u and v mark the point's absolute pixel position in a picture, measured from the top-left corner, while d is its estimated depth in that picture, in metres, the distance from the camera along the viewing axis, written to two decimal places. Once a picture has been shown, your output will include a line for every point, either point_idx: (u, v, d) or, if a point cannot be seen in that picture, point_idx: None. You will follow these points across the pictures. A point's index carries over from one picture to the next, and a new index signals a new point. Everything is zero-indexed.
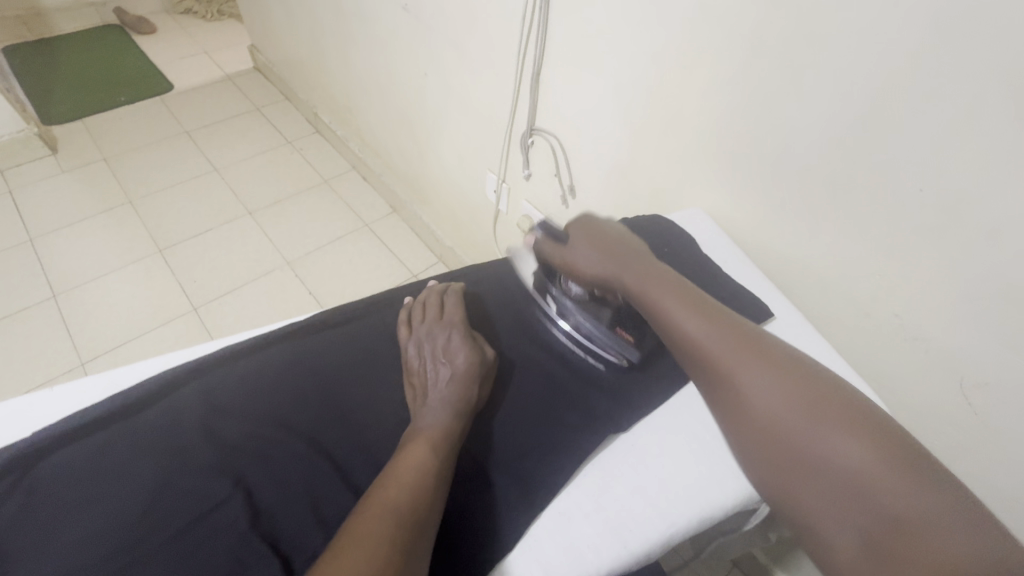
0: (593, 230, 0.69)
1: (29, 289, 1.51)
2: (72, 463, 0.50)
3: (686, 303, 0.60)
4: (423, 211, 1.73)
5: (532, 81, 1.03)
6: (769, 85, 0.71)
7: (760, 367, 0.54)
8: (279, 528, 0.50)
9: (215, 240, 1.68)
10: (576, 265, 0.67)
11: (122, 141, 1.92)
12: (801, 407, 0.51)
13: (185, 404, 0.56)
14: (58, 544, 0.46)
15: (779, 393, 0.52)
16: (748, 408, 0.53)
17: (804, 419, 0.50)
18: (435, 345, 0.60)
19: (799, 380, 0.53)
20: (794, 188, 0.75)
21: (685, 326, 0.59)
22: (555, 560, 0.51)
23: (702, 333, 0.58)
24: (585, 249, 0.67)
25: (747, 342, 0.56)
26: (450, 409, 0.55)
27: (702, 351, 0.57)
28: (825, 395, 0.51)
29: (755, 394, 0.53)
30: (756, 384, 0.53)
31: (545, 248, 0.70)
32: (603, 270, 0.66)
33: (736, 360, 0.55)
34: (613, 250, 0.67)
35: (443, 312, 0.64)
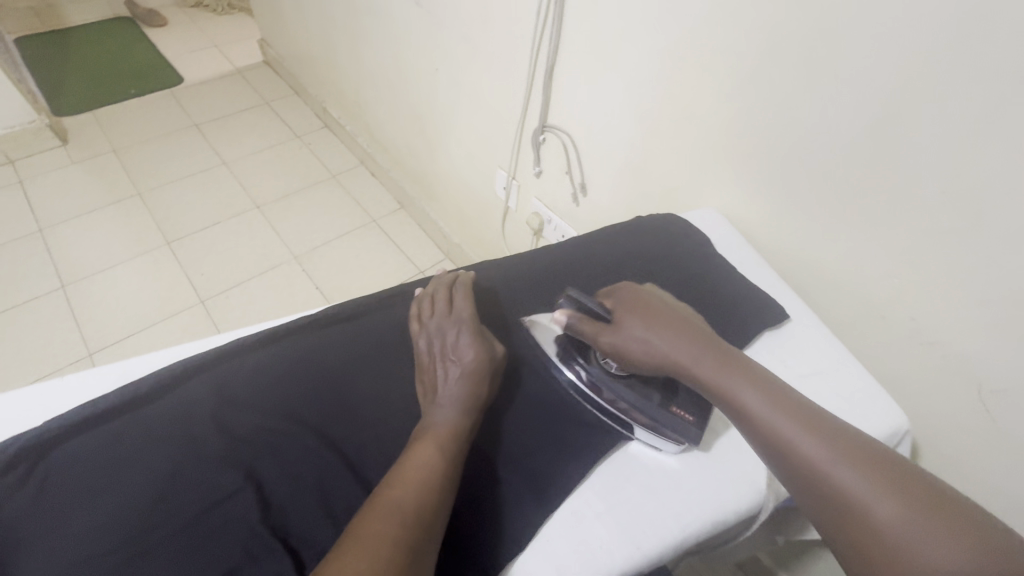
0: (638, 304, 0.61)
1: (38, 280, 1.52)
2: (83, 454, 0.50)
3: (753, 382, 0.54)
4: (431, 207, 1.73)
5: (544, 78, 1.02)
6: (786, 84, 0.70)
7: (858, 466, 0.47)
8: (290, 523, 0.50)
9: (223, 234, 1.69)
10: (630, 349, 0.58)
11: (132, 133, 1.93)
12: (914, 516, 0.44)
13: (195, 396, 0.55)
14: (70, 535, 0.46)
15: (887, 500, 0.45)
16: (850, 516, 0.46)
17: (922, 534, 0.43)
18: (444, 341, 0.58)
19: (900, 481, 0.46)
20: (810, 188, 0.74)
21: (760, 415, 0.52)
22: (568, 562, 0.51)
23: (784, 423, 0.51)
24: (638, 328, 0.58)
25: (834, 434, 0.49)
26: (459, 407, 0.54)
27: (783, 440, 0.50)
28: (933, 502, 0.45)
29: (859, 499, 0.46)
30: (859, 489, 0.46)
31: (584, 326, 0.60)
32: (666, 355, 0.57)
33: (831, 457, 0.48)
34: (667, 327, 0.59)
35: (452, 304, 0.62)
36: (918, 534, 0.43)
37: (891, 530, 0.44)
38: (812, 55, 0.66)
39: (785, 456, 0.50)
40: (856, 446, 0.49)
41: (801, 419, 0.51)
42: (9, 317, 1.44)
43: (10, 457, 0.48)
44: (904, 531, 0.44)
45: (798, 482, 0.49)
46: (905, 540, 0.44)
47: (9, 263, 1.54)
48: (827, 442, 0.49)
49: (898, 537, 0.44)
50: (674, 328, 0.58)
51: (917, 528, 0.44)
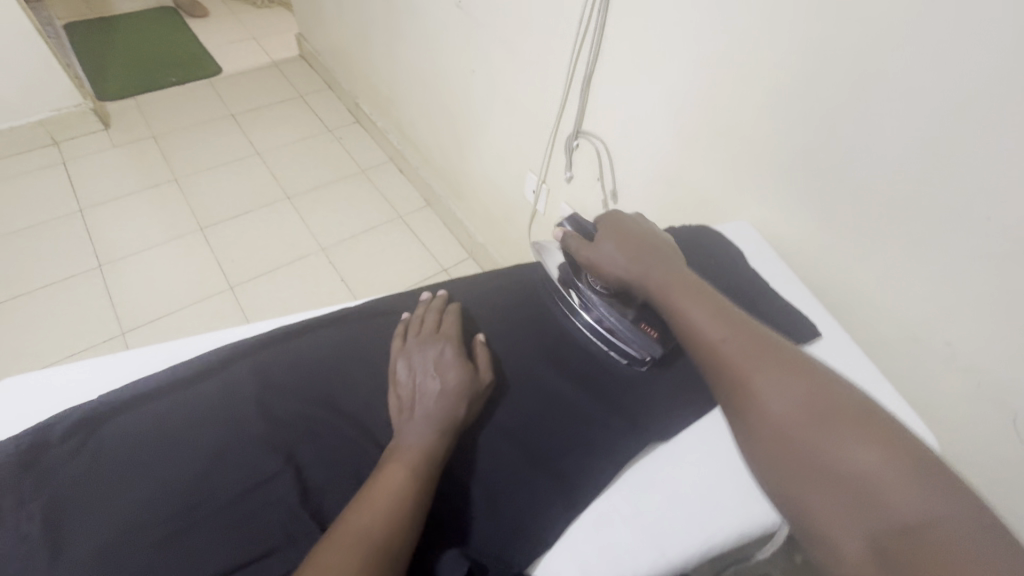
0: (616, 227, 0.67)
1: (77, 259, 1.57)
2: (135, 426, 0.53)
3: (685, 289, 0.60)
4: (457, 206, 1.75)
5: (581, 85, 1.04)
6: (830, 103, 0.70)
7: (750, 351, 0.54)
8: (328, 507, 0.52)
9: (253, 223, 1.73)
10: (600, 263, 0.65)
11: (171, 120, 1.99)
12: (790, 385, 0.52)
13: (241, 378, 0.57)
14: (118, 501, 0.48)
15: (768, 373, 0.53)
16: (736, 388, 0.54)
17: (790, 397, 0.51)
18: (426, 361, 0.58)
19: (786, 359, 0.53)
20: (850, 207, 0.74)
21: (685, 316, 0.59)
22: (594, 564, 0.52)
23: (700, 319, 0.58)
24: (611, 246, 0.65)
25: (741, 325, 0.57)
26: (433, 429, 0.53)
27: (697, 334, 0.58)
28: (809, 377, 0.52)
29: (746, 375, 0.53)
30: (748, 367, 0.54)
31: (572, 242, 0.68)
32: (629, 271, 0.64)
33: (726, 340, 0.56)
34: (636, 249, 0.65)
35: (438, 328, 0.62)
36: (788, 396, 0.51)
37: (767, 397, 0.52)
38: (859, 75, 0.66)
39: (698, 346, 0.57)
40: (755, 334, 0.56)
41: (717, 315, 0.58)
42: (48, 293, 1.50)
43: (68, 427, 0.51)
44: (776, 396, 0.51)
45: (706, 367, 0.57)
46: (777, 403, 0.51)
47: (51, 241, 1.60)
48: (731, 331, 0.56)
49: (771, 402, 0.51)
50: (641, 249, 0.64)
51: (787, 392, 0.51)
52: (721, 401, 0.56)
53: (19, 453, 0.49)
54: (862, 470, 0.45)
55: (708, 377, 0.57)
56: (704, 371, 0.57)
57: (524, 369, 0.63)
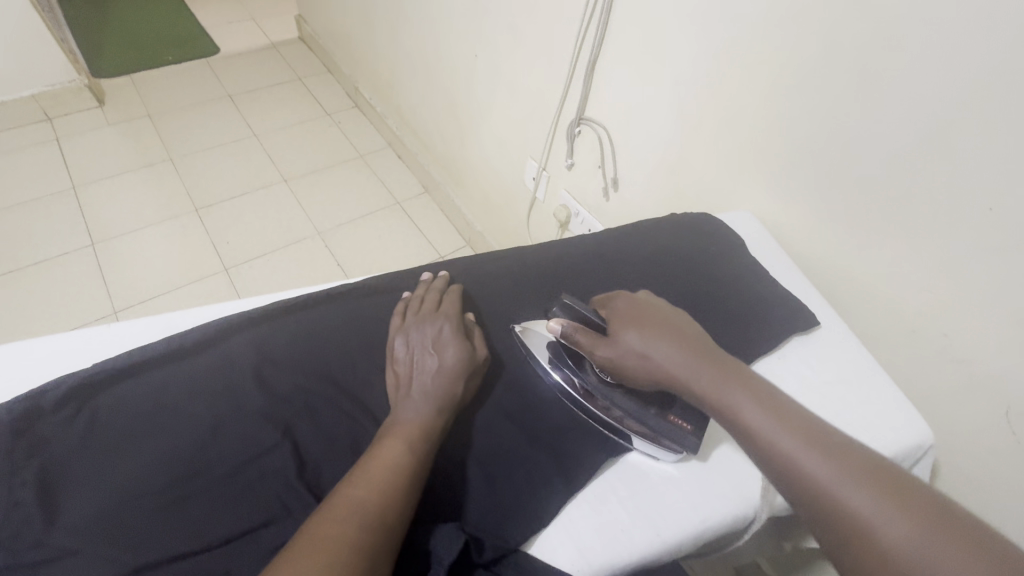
0: (633, 316, 0.58)
1: (69, 236, 1.55)
2: (131, 397, 0.52)
3: (762, 404, 0.52)
4: (456, 193, 1.74)
5: (585, 71, 1.03)
6: (835, 93, 0.70)
7: (822, 455, 0.48)
8: (324, 481, 0.51)
9: (250, 205, 1.71)
10: (627, 364, 0.55)
11: (166, 99, 1.96)
12: (928, 538, 0.42)
13: (238, 351, 0.57)
14: (113, 471, 0.48)
15: (855, 488, 0.46)
16: (858, 542, 0.44)
17: (937, 557, 0.41)
18: (425, 338, 0.58)
19: (908, 498, 0.45)
20: (852, 198, 0.74)
21: (771, 440, 0.50)
22: (590, 543, 0.52)
23: (791, 446, 0.49)
24: (634, 340, 0.56)
25: (841, 453, 0.48)
26: (432, 405, 0.53)
27: (793, 466, 0.48)
28: (942, 518, 0.43)
29: (867, 524, 0.44)
30: (826, 477, 0.47)
31: (580, 336, 0.57)
32: (663, 368, 0.55)
33: (794, 442, 0.49)
34: (666, 341, 0.56)
35: (437, 309, 0.61)
36: (882, 518, 0.44)
37: (903, 556, 0.42)
38: (864, 64, 0.65)
39: (796, 483, 0.48)
40: (861, 463, 0.47)
41: (800, 432, 0.50)
42: (39, 270, 1.48)
43: (61, 396, 0.50)
44: (916, 555, 0.42)
45: (800, 501, 0.48)
46: (919, 565, 0.41)
47: (43, 218, 1.58)
48: (833, 463, 0.47)
49: (910, 562, 0.42)
50: (678, 346, 0.56)
51: (931, 550, 0.42)
52: (835, 556, 0.46)
53: (12, 419, 0.48)
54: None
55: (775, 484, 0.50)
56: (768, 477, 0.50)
57: (523, 352, 0.63)
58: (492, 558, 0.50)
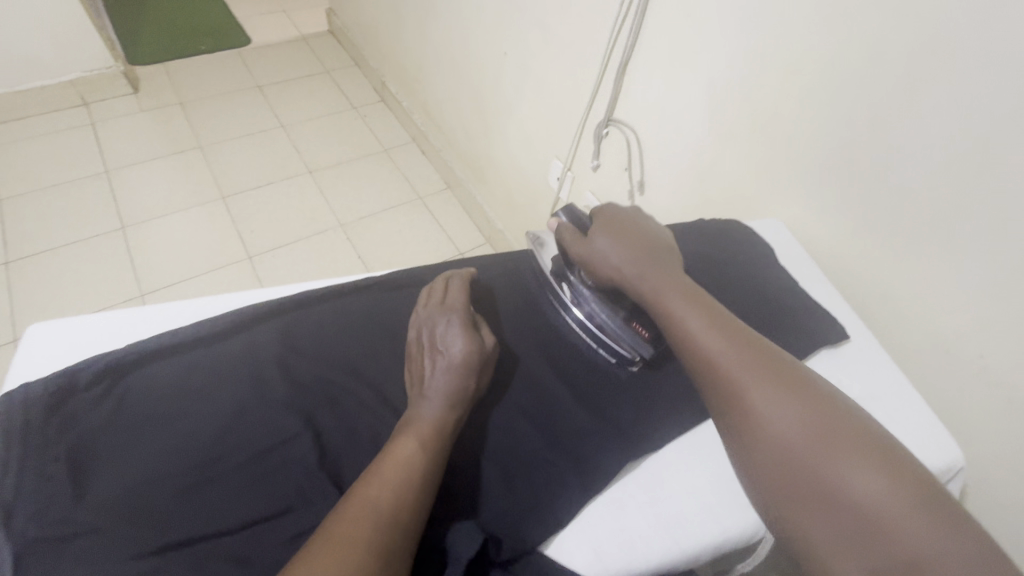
0: (614, 222, 0.63)
1: (101, 219, 1.59)
2: (160, 379, 0.53)
3: (681, 294, 0.57)
4: (477, 190, 1.74)
5: (616, 72, 1.02)
6: (880, 100, 0.68)
7: (749, 360, 0.52)
8: (345, 472, 0.51)
9: (275, 194, 1.73)
10: (594, 261, 0.62)
11: (198, 88, 1.99)
12: (795, 404, 0.49)
13: (264, 340, 0.57)
14: (141, 450, 0.49)
15: (772, 390, 0.50)
16: (735, 402, 0.51)
17: (826, 448, 0.47)
18: (433, 331, 0.56)
19: (793, 380, 0.51)
20: (891, 210, 0.71)
21: (682, 324, 0.55)
22: (606, 548, 0.51)
23: (698, 326, 0.54)
24: (604, 241, 0.62)
25: (739, 336, 0.54)
26: (444, 403, 0.52)
27: (695, 343, 0.54)
28: (815, 398, 0.50)
29: (746, 389, 0.50)
30: (750, 380, 0.51)
31: (565, 235, 0.65)
32: (620, 269, 0.60)
33: (725, 348, 0.53)
34: (633, 246, 0.61)
35: (445, 301, 0.59)
36: (792, 416, 0.48)
37: (768, 413, 0.49)
38: (911, 72, 0.64)
39: (718, 382, 0.52)
40: (770, 358, 0.52)
41: (731, 338, 0.53)
42: (71, 251, 1.52)
43: (93, 375, 0.51)
44: (780, 416, 0.49)
45: (722, 398, 0.52)
46: (779, 422, 0.48)
47: (76, 200, 1.62)
48: (730, 342, 0.53)
49: (772, 419, 0.49)
50: (637, 248, 0.61)
51: (792, 412, 0.49)
52: (718, 414, 0.53)
53: (47, 394, 0.49)
54: (869, 501, 0.44)
55: (703, 383, 0.54)
56: (699, 376, 0.54)
57: (545, 351, 0.62)
58: (509, 557, 0.50)
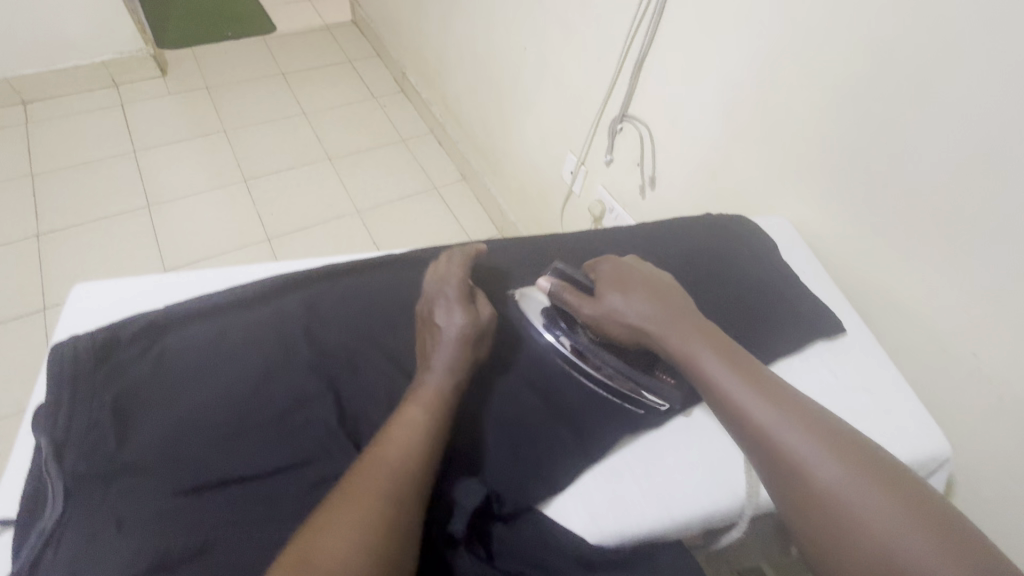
0: (618, 277, 0.63)
1: (128, 197, 1.65)
2: (195, 339, 0.57)
3: (723, 359, 0.57)
4: (492, 182, 1.78)
5: (632, 69, 1.05)
6: (887, 104, 0.70)
7: (783, 413, 0.53)
8: (363, 431, 0.55)
9: (295, 179, 1.78)
10: (610, 319, 0.61)
11: (224, 73, 2.05)
12: (858, 479, 0.49)
13: (291, 308, 0.61)
14: (178, 403, 0.53)
15: (811, 444, 0.51)
16: (796, 479, 0.50)
17: (868, 500, 0.48)
18: (432, 306, 0.59)
19: (827, 431, 0.52)
20: (894, 211, 0.74)
21: (727, 391, 0.56)
22: (601, 511, 0.55)
23: (730, 380, 0.56)
24: (616, 298, 0.61)
25: (779, 394, 0.55)
26: (446, 370, 0.55)
27: (746, 414, 0.54)
28: (850, 448, 0.51)
29: (806, 466, 0.50)
30: (788, 434, 0.52)
31: (565, 294, 0.62)
32: (642, 322, 0.60)
33: (759, 401, 0.54)
34: (646, 298, 0.61)
35: (442, 276, 0.61)
36: (833, 469, 0.50)
37: (834, 491, 0.49)
38: (919, 77, 0.66)
39: (755, 436, 0.53)
40: (802, 409, 0.54)
41: (763, 391, 0.55)
42: (99, 226, 1.58)
43: (135, 331, 0.56)
44: (846, 493, 0.48)
45: (759, 452, 0.53)
46: (847, 501, 0.48)
47: (105, 178, 1.68)
48: (783, 412, 0.53)
49: (816, 476, 0.50)
50: (651, 299, 0.61)
51: (859, 489, 0.49)
52: (756, 466, 0.54)
53: (94, 346, 0.54)
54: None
55: (740, 436, 0.55)
56: (735, 429, 0.55)
57: None
58: (513, 510, 0.53)
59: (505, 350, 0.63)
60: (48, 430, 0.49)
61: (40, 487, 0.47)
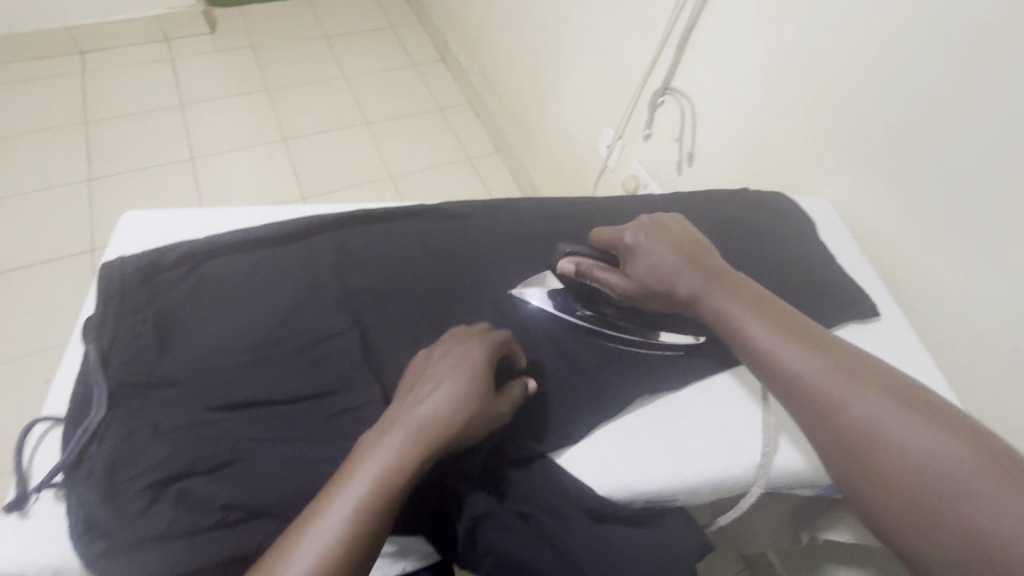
0: (653, 237, 0.62)
1: (173, 148, 1.70)
2: (231, 270, 0.60)
3: (755, 311, 0.57)
4: (526, 155, 1.77)
5: (678, 41, 1.01)
6: (946, 79, 0.66)
7: (832, 367, 0.52)
8: (385, 367, 0.57)
9: (332, 141, 1.81)
10: (651, 285, 0.60)
11: (270, 34, 2.07)
12: (903, 414, 0.48)
13: (324, 247, 0.63)
14: (214, 326, 0.56)
15: (862, 397, 0.49)
16: (834, 421, 0.50)
17: (927, 451, 0.45)
18: (425, 375, 0.50)
19: (881, 382, 0.50)
20: (942, 194, 0.71)
21: (756, 342, 0.55)
22: (612, 465, 0.55)
23: (773, 340, 0.55)
24: (656, 259, 0.61)
25: (828, 350, 0.53)
26: (396, 460, 0.45)
27: (781, 363, 0.53)
28: (907, 399, 0.49)
29: (845, 406, 0.49)
30: (836, 389, 0.50)
31: (597, 272, 0.61)
32: (687, 285, 0.60)
33: (805, 358, 0.53)
34: (685, 254, 0.61)
35: (468, 334, 0.53)
36: (886, 420, 0.48)
37: (865, 425, 0.48)
38: (984, 50, 0.62)
39: (801, 394, 0.52)
40: (853, 364, 0.52)
41: (809, 346, 0.53)
42: (145, 174, 1.63)
43: (178, 257, 0.59)
44: (882, 424, 0.48)
45: (804, 410, 0.52)
46: (886, 434, 0.47)
47: (153, 129, 1.74)
48: (819, 359, 0.52)
49: (866, 429, 0.48)
50: (688, 259, 0.61)
51: (903, 422, 0.47)
52: (805, 426, 0.52)
53: (141, 268, 0.57)
54: (987, 513, 0.41)
55: (785, 397, 0.54)
56: (780, 390, 0.54)
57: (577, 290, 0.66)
58: (525, 456, 0.54)
59: (528, 303, 0.63)
60: (95, 338, 0.52)
61: (86, 391, 0.51)
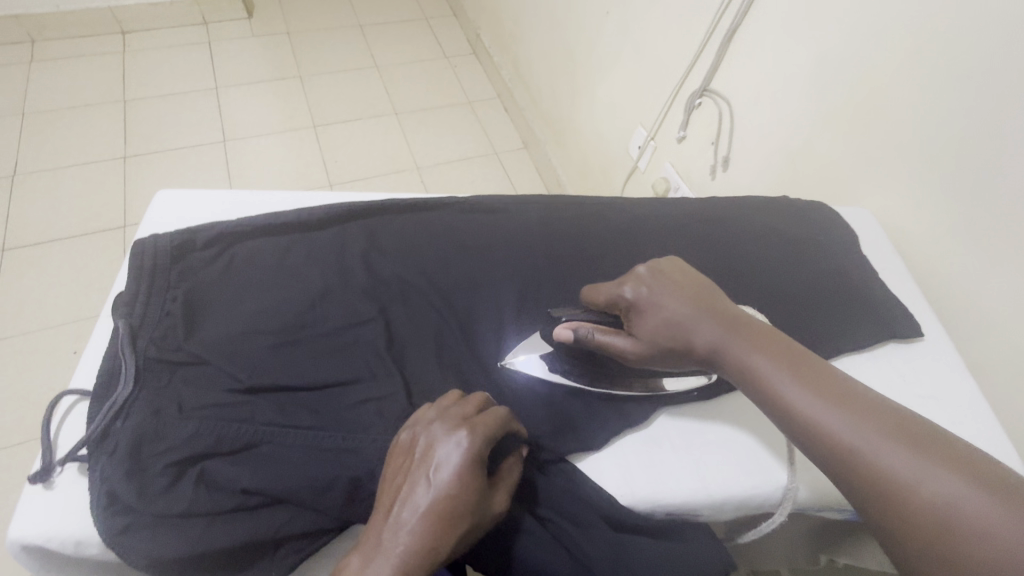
0: (658, 290, 0.54)
1: (207, 130, 1.73)
2: (260, 253, 0.60)
3: (788, 366, 0.48)
4: (553, 152, 1.75)
5: (721, 41, 0.98)
6: (1007, 91, 0.63)
7: (886, 436, 0.42)
8: (407, 361, 0.56)
9: (361, 130, 1.82)
10: (666, 346, 0.52)
11: (305, 21, 2.09)
12: (987, 496, 0.38)
13: (353, 234, 0.63)
14: (242, 309, 0.56)
15: (930, 475, 0.39)
16: (891, 502, 0.40)
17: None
18: (409, 484, 0.43)
19: (948, 454, 0.41)
20: (994, 212, 0.67)
21: (793, 407, 0.46)
22: (635, 475, 0.54)
23: (813, 405, 0.45)
24: (663, 315, 0.52)
25: (880, 415, 0.44)
26: None
27: (822, 428, 0.44)
28: (986, 476, 0.39)
29: (904, 482, 0.40)
30: (897, 465, 0.41)
31: (602, 339, 0.53)
32: (703, 340, 0.52)
33: (853, 426, 0.43)
34: (695, 304, 0.53)
35: (458, 426, 0.46)
36: (966, 503, 0.38)
37: (939, 509, 0.38)
38: None
39: (851, 472, 0.42)
40: (911, 431, 0.42)
41: (857, 410, 0.44)
42: (178, 154, 1.66)
43: (210, 237, 0.59)
44: (961, 506, 0.38)
45: (859, 491, 0.42)
46: (968, 521, 0.37)
47: (188, 111, 1.76)
48: (869, 423, 0.43)
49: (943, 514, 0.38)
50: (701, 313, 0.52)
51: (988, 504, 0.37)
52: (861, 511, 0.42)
53: (172, 246, 0.57)
54: None
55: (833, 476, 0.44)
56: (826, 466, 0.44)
57: None
58: (547, 459, 0.53)
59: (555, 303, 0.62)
60: (126, 313, 0.53)
61: (114, 365, 0.51)
